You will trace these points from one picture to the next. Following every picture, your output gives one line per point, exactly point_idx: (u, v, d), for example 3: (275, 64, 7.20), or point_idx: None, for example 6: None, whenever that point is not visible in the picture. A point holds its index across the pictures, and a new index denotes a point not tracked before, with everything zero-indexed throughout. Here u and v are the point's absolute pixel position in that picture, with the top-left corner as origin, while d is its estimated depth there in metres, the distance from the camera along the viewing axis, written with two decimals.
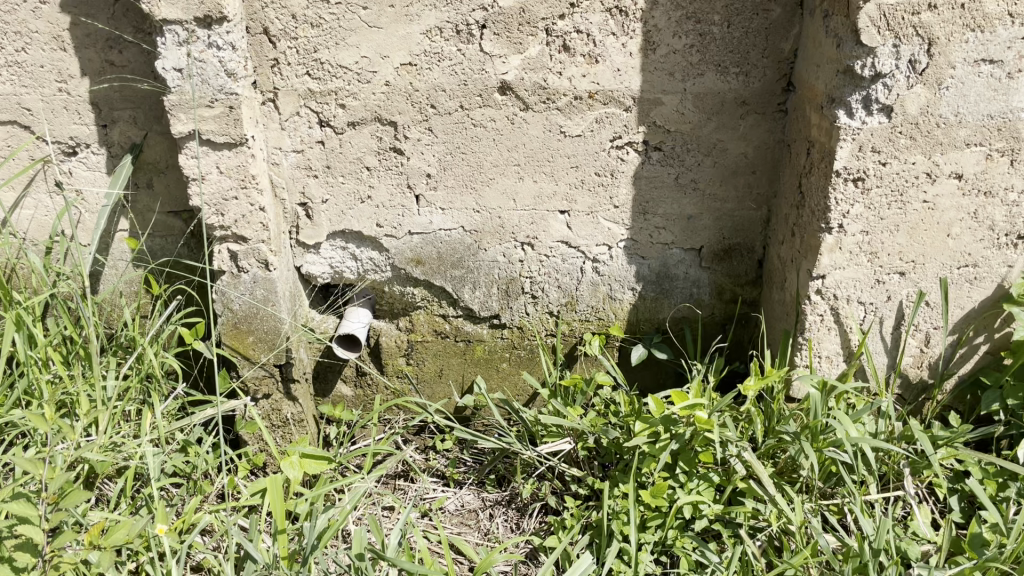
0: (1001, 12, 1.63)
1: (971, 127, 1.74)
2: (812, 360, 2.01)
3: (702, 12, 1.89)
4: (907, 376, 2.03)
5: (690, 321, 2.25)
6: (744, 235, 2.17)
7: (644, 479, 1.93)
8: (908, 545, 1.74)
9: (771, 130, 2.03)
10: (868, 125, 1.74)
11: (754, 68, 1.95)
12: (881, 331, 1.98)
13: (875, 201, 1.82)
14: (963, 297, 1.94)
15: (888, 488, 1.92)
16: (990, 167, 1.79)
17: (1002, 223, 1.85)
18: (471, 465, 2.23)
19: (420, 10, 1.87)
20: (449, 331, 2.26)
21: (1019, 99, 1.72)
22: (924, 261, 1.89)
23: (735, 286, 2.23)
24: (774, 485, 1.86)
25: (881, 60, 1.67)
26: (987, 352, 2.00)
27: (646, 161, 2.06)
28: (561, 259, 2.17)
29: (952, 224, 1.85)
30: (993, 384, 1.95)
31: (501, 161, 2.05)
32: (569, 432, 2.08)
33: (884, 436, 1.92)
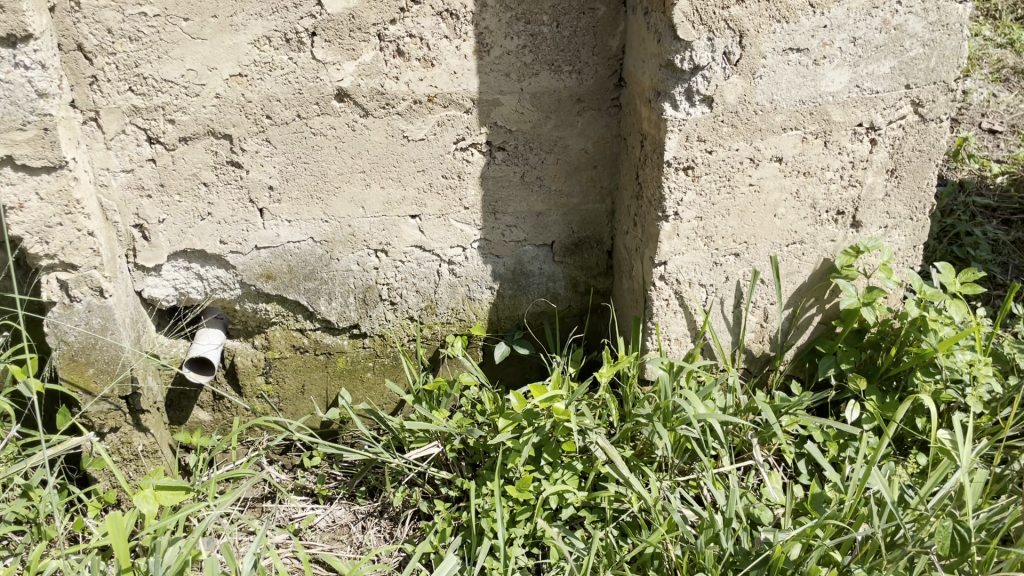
0: (802, 3, 1.74)
1: (786, 113, 1.86)
2: (663, 343, 2.09)
3: (531, 13, 1.92)
4: (752, 351, 2.15)
5: (549, 315, 2.29)
6: (592, 228, 2.23)
7: (511, 474, 1.95)
8: (759, 511, 1.83)
9: (608, 125, 2.10)
10: (691, 115, 1.82)
11: (585, 66, 2.01)
12: (722, 310, 2.08)
13: (705, 187, 1.91)
14: (794, 272, 2.06)
15: (740, 459, 2.03)
16: (806, 149, 1.91)
17: (822, 201, 1.98)
18: (341, 479, 2.18)
19: (245, 19, 1.82)
20: (307, 345, 2.21)
21: (826, 84, 1.84)
22: (755, 241, 2.00)
23: (587, 277, 2.29)
24: (634, 467, 1.93)
25: (698, 54, 1.75)
26: (820, 322, 2.14)
27: (491, 161, 2.08)
28: (416, 264, 2.16)
29: (778, 205, 1.97)
30: (828, 352, 2.09)
31: (346, 169, 2.02)
32: (438, 436, 2.08)
33: (733, 410, 2.02)
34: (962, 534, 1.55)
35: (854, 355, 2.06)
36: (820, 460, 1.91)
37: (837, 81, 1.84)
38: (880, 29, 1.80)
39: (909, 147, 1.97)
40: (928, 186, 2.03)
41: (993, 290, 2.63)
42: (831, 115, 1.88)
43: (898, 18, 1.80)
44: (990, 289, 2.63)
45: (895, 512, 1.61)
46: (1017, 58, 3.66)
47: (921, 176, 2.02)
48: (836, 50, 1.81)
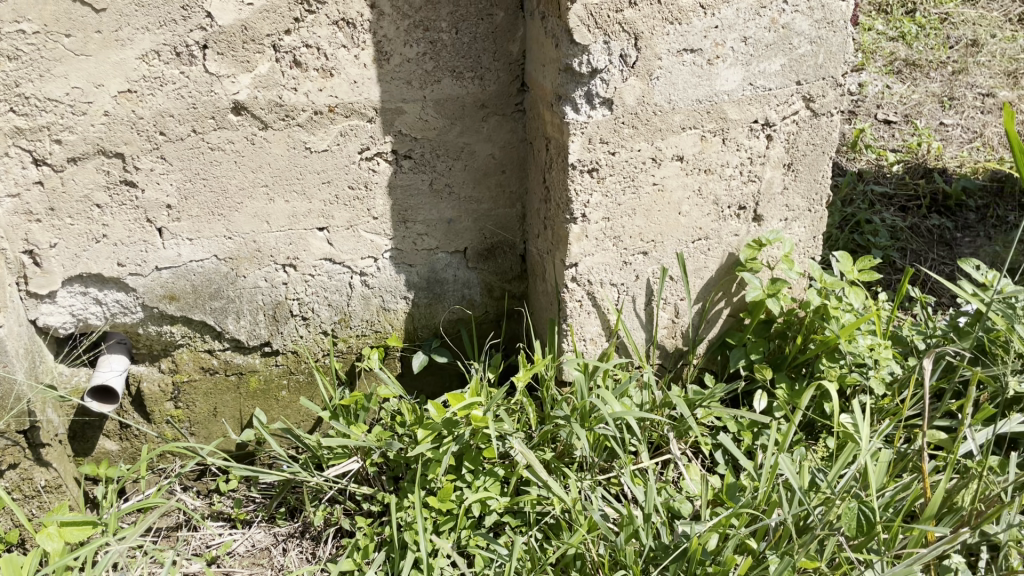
0: (693, 5, 1.78)
1: (684, 113, 1.89)
2: (578, 344, 2.10)
3: (429, 20, 1.91)
4: (665, 347, 2.18)
5: (465, 322, 2.27)
6: (504, 233, 2.22)
7: (432, 485, 1.93)
8: (678, 503, 1.85)
9: (514, 130, 2.10)
10: (593, 118, 1.84)
11: (487, 72, 2.00)
12: (634, 308, 2.11)
13: (611, 188, 1.93)
14: (701, 268, 2.10)
15: (658, 454, 2.06)
16: (705, 147, 1.96)
17: (723, 197, 2.03)
18: (259, 501, 2.13)
19: (131, 34, 1.76)
20: (217, 366, 2.15)
21: (721, 83, 1.89)
22: (662, 239, 2.04)
23: (503, 282, 2.27)
24: (555, 469, 1.93)
25: (595, 57, 1.77)
26: (728, 315, 2.19)
27: (398, 169, 2.06)
28: (326, 277, 2.12)
29: (682, 203, 2.01)
30: (738, 344, 2.14)
31: (247, 184, 1.97)
32: (357, 452, 2.04)
33: (650, 406, 2.04)
34: (867, 514, 1.63)
35: (763, 346, 2.12)
36: (735, 450, 1.95)
37: (730, 80, 1.89)
38: (769, 28, 1.85)
39: (803, 141, 2.03)
40: (824, 178, 2.10)
41: (892, 275, 2.73)
42: (727, 113, 1.93)
43: (785, 17, 1.85)
44: (890, 274, 2.73)
45: (804, 497, 1.65)
46: (908, 50, 3.82)
47: (816, 168, 2.08)
48: (727, 50, 1.85)
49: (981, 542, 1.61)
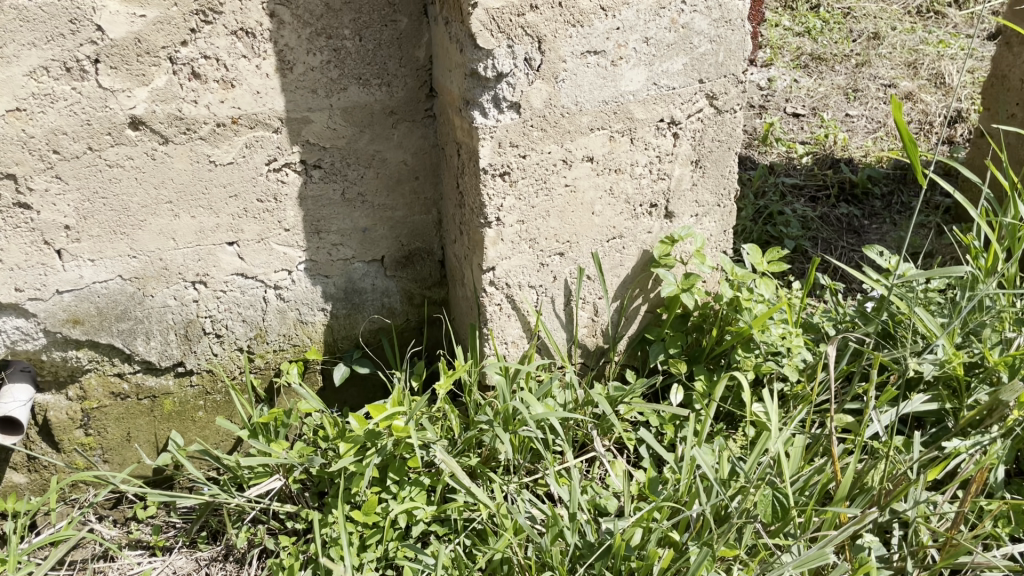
0: (593, 7, 1.80)
1: (591, 114, 1.91)
2: (500, 347, 2.10)
3: (331, 27, 1.88)
4: (586, 346, 2.20)
5: (386, 331, 2.23)
6: (421, 239, 2.20)
7: (357, 498, 1.90)
8: (604, 500, 1.87)
9: (425, 136, 2.08)
10: (501, 122, 1.84)
11: (394, 78, 1.98)
12: (554, 308, 2.12)
13: (523, 191, 1.94)
14: (617, 266, 2.12)
15: (583, 452, 2.07)
16: (614, 148, 1.98)
17: (635, 195, 2.06)
18: (180, 527, 2.07)
19: (17, 50, 1.69)
20: (128, 390, 2.08)
21: (626, 83, 1.91)
22: (577, 239, 2.05)
23: (422, 289, 2.25)
24: (480, 474, 1.92)
25: (500, 61, 1.77)
26: (646, 311, 2.22)
27: (308, 180, 2.02)
28: (239, 292, 2.07)
29: (595, 203, 2.03)
30: (657, 338, 2.17)
31: (150, 201, 1.91)
32: (278, 469, 2.00)
33: (573, 406, 2.05)
34: (781, 501, 1.66)
35: (681, 339, 2.16)
36: (658, 446, 1.96)
37: (635, 80, 1.92)
38: (669, 28, 1.89)
39: (709, 138, 2.07)
40: (730, 173, 2.14)
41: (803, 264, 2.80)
42: (634, 113, 1.95)
43: (684, 17, 1.89)
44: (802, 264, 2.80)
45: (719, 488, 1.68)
46: (813, 45, 3.96)
47: (723, 164, 2.13)
48: (630, 51, 1.88)
49: (891, 521, 1.66)
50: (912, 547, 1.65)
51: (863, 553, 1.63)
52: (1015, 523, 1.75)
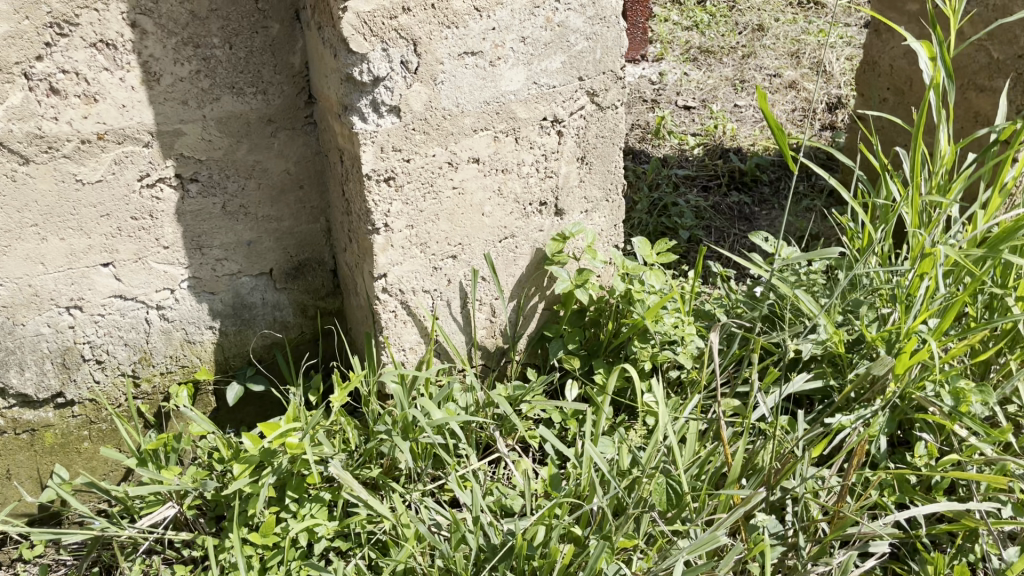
0: (467, 8, 1.79)
1: (473, 115, 1.90)
2: (398, 354, 2.05)
3: (199, 36, 1.82)
4: (486, 347, 2.18)
5: (280, 346, 2.18)
6: (311, 249, 2.15)
7: (254, 520, 1.84)
8: (509, 500, 1.86)
9: (307, 143, 2.03)
10: (382, 126, 1.80)
11: (270, 86, 1.93)
12: (450, 311, 2.09)
13: (410, 195, 1.90)
14: (511, 266, 2.12)
15: (488, 454, 2.05)
16: (499, 148, 1.97)
17: (523, 194, 2.06)
18: (69, 565, 1.97)
19: None
20: (4, 425, 1.97)
21: (506, 83, 1.91)
22: (469, 241, 2.03)
23: (315, 300, 2.20)
24: (382, 486, 1.88)
25: (375, 65, 1.75)
26: (544, 308, 2.22)
27: (185, 194, 1.95)
28: (119, 314, 1.98)
29: (484, 204, 2.01)
30: (556, 335, 2.17)
31: (14, 225, 1.81)
32: (171, 496, 1.92)
33: (474, 408, 2.02)
34: (674, 488, 1.71)
35: (578, 334, 2.17)
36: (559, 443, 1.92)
37: (514, 80, 1.91)
38: (545, 27, 1.89)
39: (593, 135, 2.09)
40: (616, 168, 2.17)
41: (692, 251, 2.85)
42: (516, 112, 1.95)
43: (559, 16, 1.90)
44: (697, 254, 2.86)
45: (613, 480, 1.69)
46: (701, 38, 4.07)
47: (609, 160, 2.15)
48: (508, 51, 1.88)
49: (782, 498, 1.71)
50: (803, 522, 1.70)
51: (758, 532, 1.67)
52: (899, 491, 1.82)
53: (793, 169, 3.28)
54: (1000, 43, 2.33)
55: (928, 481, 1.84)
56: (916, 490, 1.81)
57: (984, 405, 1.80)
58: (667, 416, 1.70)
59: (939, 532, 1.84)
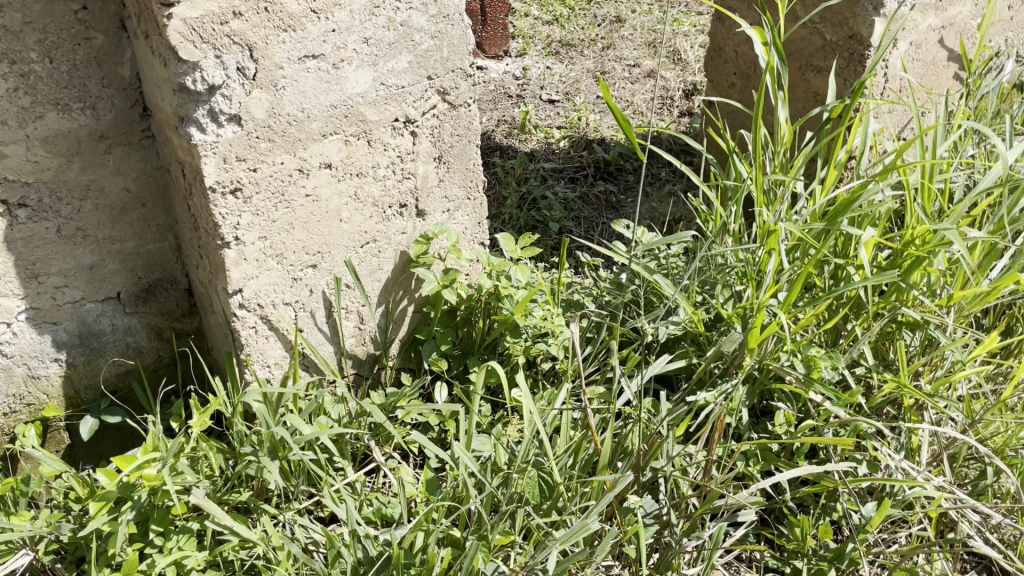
0: (303, 10, 1.74)
1: (321, 119, 1.84)
2: (262, 372, 1.97)
3: (14, 51, 1.70)
4: (357, 356, 2.12)
5: (134, 373, 2.07)
6: (161, 269, 2.05)
7: (117, 559, 1.74)
8: (389, 509, 1.82)
9: (146, 158, 1.93)
10: (222, 136, 1.73)
11: (98, 100, 1.83)
12: (315, 323, 2.02)
13: (260, 206, 1.83)
14: (376, 270, 2.07)
15: (366, 464, 2.00)
16: (352, 152, 1.92)
17: (382, 198, 2.01)
18: None
19: None
20: None
21: (353, 85, 1.86)
22: (328, 249, 1.97)
23: (171, 322, 2.10)
24: (254, 508, 1.82)
25: (209, 73, 1.67)
26: (414, 311, 2.18)
27: (13, 221, 1.82)
28: None
29: (341, 209, 1.95)
30: (428, 337, 2.13)
31: None
32: (24, 543, 1.79)
33: (347, 420, 1.96)
34: (547, 480, 1.71)
35: (451, 335, 2.13)
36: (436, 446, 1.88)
37: (361, 82, 1.87)
38: (388, 27, 1.86)
39: (448, 133, 2.06)
40: (475, 166, 2.15)
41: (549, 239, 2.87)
42: (366, 114, 1.91)
43: (401, 15, 1.87)
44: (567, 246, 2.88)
45: (485, 479, 1.68)
46: (561, 32, 4.12)
47: (467, 158, 2.13)
48: (351, 52, 1.84)
49: (653, 479, 1.75)
50: (674, 499, 1.74)
51: (631, 514, 1.72)
52: (763, 459, 1.89)
53: (640, 157, 3.33)
54: (832, 25, 2.46)
55: (790, 447, 1.92)
56: (778, 457, 1.90)
57: (834, 369, 1.89)
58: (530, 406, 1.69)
59: (803, 495, 1.93)
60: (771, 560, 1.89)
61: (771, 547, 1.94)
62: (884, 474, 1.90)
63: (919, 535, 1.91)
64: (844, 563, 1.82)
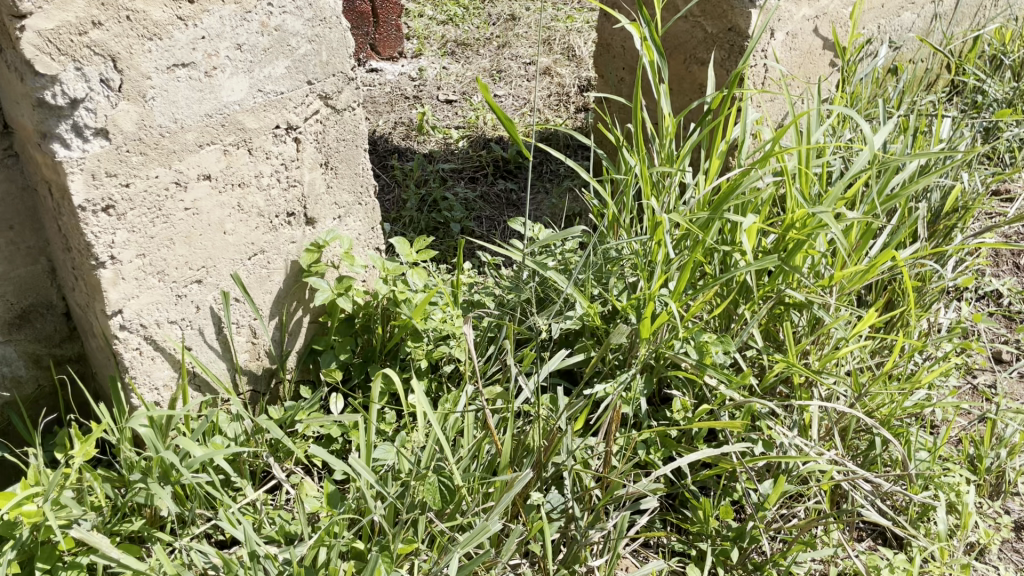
0: (169, 18, 1.67)
1: (195, 129, 1.78)
2: (149, 395, 1.90)
3: None
4: (251, 371, 2.07)
5: (12, 405, 1.98)
6: (35, 293, 1.95)
7: None
8: (293, 526, 1.77)
9: (10, 178, 1.82)
10: (89, 151, 1.65)
11: None
12: (205, 340, 1.96)
13: (135, 222, 1.76)
14: (266, 282, 2.01)
15: (266, 482, 1.94)
16: (231, 162, 1.87)
17: (267, 207, 1.96)
18: None
19: None
20: None
21: (228, 93, 1.81)
22: (213, 262, 1.91)
23: (49, 348, 2.01)
24: (148, 537, 1.75)
25: (69, 86, 1.59)
26: (310, 322, 2.14)
27: None
28: None
29: (224, 221, 1.90)
30: (325, 347, 2.09)
31: None
32: None
33: (243, 438, 1.90)
34: (446, 484, 1.67)
35: (349, 344, 2.09)
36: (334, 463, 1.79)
37: (236, 89, 1.82)
38: (261, 32, 1.81)
39: (332, 138, 2.02)
40: (364, 170, 2.12)
41: (440, 246, 2.83)
42: (244, 122, 1.85)
43: (274, 20, 1.82)
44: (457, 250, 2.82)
45: (384, 489, 1.64)
46: (456, 32, 4.11)
47: (354, 163, 2.09)
48: (223, 60, 1.78)
49: (555, 474, 1.76)
50: (578, 492, 1.76)
51: (535, 512, 1.72)
52: (663, 446, 1.93)
53: (528, 156, 3.27)
54: (711, 18, 2.52)
55: (689, 433, 1.96)
56: (678, 443, 1.94)
57: (726, 353, 1.95)
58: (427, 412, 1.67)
59: (703, 478, 1.97)
60: (676, 544, 1.93)
61: (677, 532, 1.98)
62: (778, 452, 1.96)
63: (816, 508, 1.98)
64: (745, 541, 1.88)
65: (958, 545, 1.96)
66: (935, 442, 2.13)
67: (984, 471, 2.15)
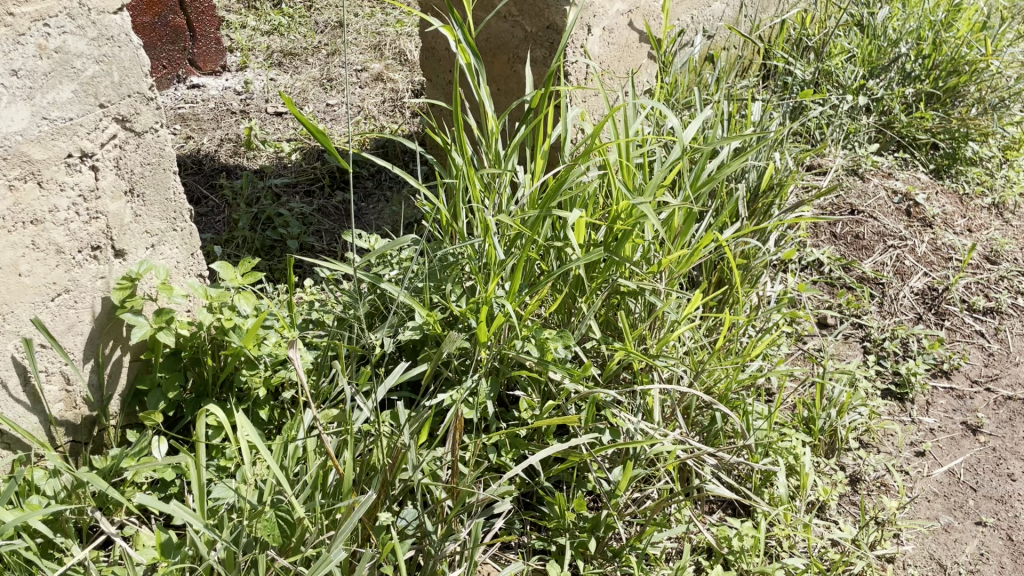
0: None
1: None
2: None
3: None
4: (69, 422, 1.93)
5: None
6: None
7: None
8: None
9: None
10: None
11: None
12: (9, 393, 1.81)
13: None
14: (75, 323, 1.87)
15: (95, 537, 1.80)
16: (20, 197, 1.72)
17: (67, 243, 1.82)
18: None
19: None
20: None
21: (7, 124, 1.66)
22: (10, 309, 1.77)
23: None
24: None
25: None
26: (131, 361, 2.00)
27: None
28: None
29: (18, 262, 1.75)
30: (151, 386, 1.96)
31: None
32: None
33: (64, 494, 1.76)
34: (286, 519, 1.63)
35: (178, 379, 1.95)
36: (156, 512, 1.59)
37: (16, 119, 1.67)
38: (39, 55, 1.67)
39: (135, 163, 1.89)
40: (176, 194, 1.99)
41: (272, 265, 2.71)
42: (29, 153, 1.71)
43: (53, 41, 1.68)
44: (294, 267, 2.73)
45: (216, 532, 1.54)
46: (282, 41, 3.98)
47: (164, 187, 1.96)
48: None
49: (403, 490, 1.72)
50: (429, 506, 1.72)
51: (385, 532, 1.67)
52: (514, 446, 1.93)
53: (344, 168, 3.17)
54: (529, 17, 2.53)
55: (538, 430, 1.98)
56: (528, 442, 1.95)
57: (566, 348, 1.97)
58: (257, 445, 1.57)
59: (556, 473, 1.99)
60: (536, 542, 1.93)
61: (536, 529, 1.99)
62: (625, 438, 1.99)
63: (666, 488, 2.03)
64: (600, 530, 1.91)
65: (799, 506, 2.07)
66: (771, 411, 2.22)
67: (818, 432, 2.28)
